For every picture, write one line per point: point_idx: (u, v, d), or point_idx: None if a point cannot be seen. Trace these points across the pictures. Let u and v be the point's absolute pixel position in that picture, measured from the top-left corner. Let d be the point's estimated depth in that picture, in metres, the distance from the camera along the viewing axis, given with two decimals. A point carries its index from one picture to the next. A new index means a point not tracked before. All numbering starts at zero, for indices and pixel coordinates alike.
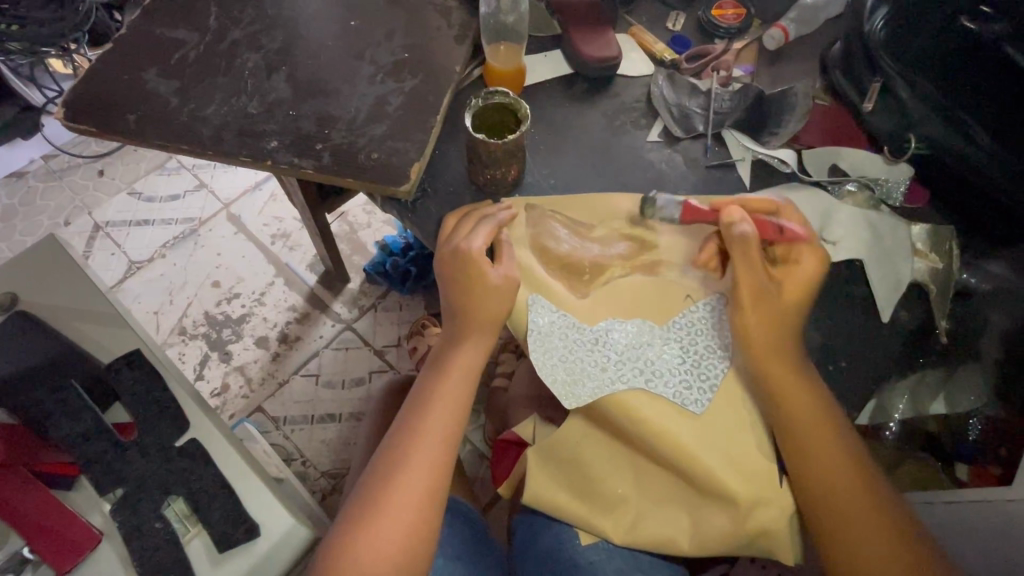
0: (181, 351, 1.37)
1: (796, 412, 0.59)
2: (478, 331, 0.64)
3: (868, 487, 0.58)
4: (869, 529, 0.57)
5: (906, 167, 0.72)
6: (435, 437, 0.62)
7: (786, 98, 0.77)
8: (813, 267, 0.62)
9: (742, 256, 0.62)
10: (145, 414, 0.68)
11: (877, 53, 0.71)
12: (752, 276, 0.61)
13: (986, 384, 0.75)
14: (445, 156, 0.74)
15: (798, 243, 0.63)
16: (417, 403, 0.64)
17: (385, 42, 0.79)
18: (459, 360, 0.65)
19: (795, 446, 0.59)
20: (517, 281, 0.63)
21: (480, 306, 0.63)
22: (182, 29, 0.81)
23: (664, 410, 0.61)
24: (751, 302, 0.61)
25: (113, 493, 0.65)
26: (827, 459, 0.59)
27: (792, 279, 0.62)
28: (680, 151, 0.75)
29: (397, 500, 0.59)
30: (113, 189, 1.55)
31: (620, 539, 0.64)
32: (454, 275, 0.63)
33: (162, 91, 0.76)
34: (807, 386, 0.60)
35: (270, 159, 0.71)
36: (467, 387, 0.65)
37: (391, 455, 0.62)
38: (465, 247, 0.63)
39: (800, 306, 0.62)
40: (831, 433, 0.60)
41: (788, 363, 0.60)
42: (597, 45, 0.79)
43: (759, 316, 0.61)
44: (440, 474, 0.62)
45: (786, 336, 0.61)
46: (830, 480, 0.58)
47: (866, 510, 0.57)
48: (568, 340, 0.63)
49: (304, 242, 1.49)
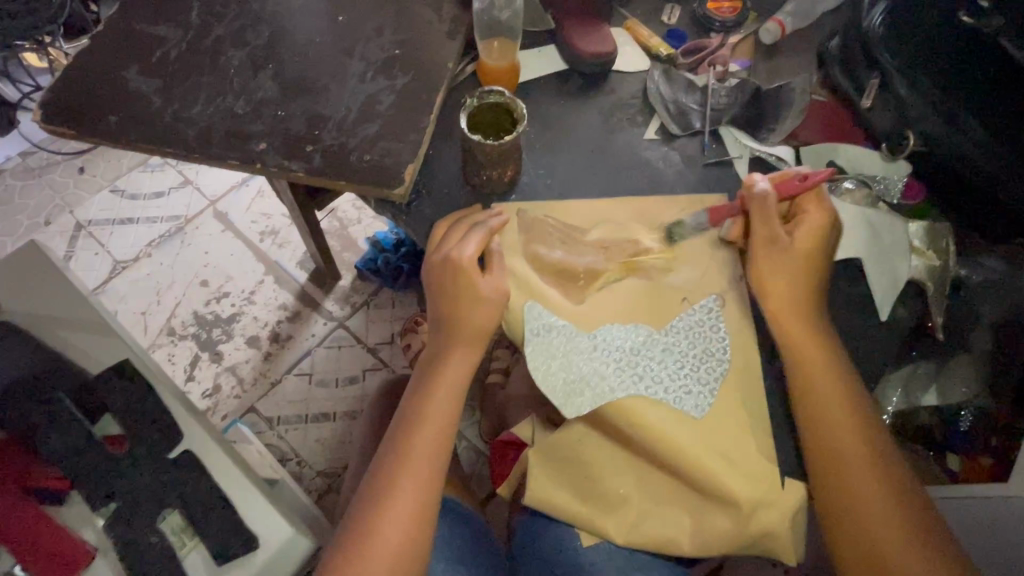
0: (171, 352, 1.34)
1: (819, 399, 0.60)
2: (467, 343, 0.63)
3: (889, 478, 0.58)
4: (889, 520, 0.56)
5: (905, 164, 0.72)
6: (427, 453, 0.61)
7: (782, 94, 0.77)
8: (824, 215, 0.63)
9: (761, 216, 0.63)
10: (137, 425, 0.67)
11: (874, 47, 0.72)
12: (769, 231, 0.63)
13: (980, 376, 0.78)
14: (439, 156, 0.73)
15: (814, 197, 0.64)
16: (407, 420, 0.63)
17: (375, 38, 0.77)
18: (449, 373, 0.64)
19: (818, 435, 0.59)
20: (507, 291, 0.62)
21: (470, 316, 0.62)
22: (163, 25, 0.78)
23: (663, 415, 0.60)
24: (763, 259, 0.63)
25: (106, 507, 0.64)
26: (850, 450, 0.59)
27: (804, 229, 0.63)
28: (677, 148, 0.74)
29: (392, 520, 0.58)
30: (94, 187, 1.51)
31: (622, 540, 0.64)
32: (444, 285, 0.63)
33: (143, 91, 0.73)
34: (839, 373, 0.61)
35: (258, 161, 0.69)
36: (456, 401, 0.64)
37: (383, 475, 0.61)
38: (455, 256, 0.61)
39: (812, 257, 0.63)
40: (852, 423, 0.59)
41: (823, 354, 0.61)
42: (592, 40, 0.78)
43: (783, 287, 0.62)
44: (434, 490, 0.61)
45: (809, 309, 0.62)
46: (850, 470, 0.58)
47: (886, 502, 0.57)
48: (567, 346, 0.62)
49: (294, 238, 1.46)
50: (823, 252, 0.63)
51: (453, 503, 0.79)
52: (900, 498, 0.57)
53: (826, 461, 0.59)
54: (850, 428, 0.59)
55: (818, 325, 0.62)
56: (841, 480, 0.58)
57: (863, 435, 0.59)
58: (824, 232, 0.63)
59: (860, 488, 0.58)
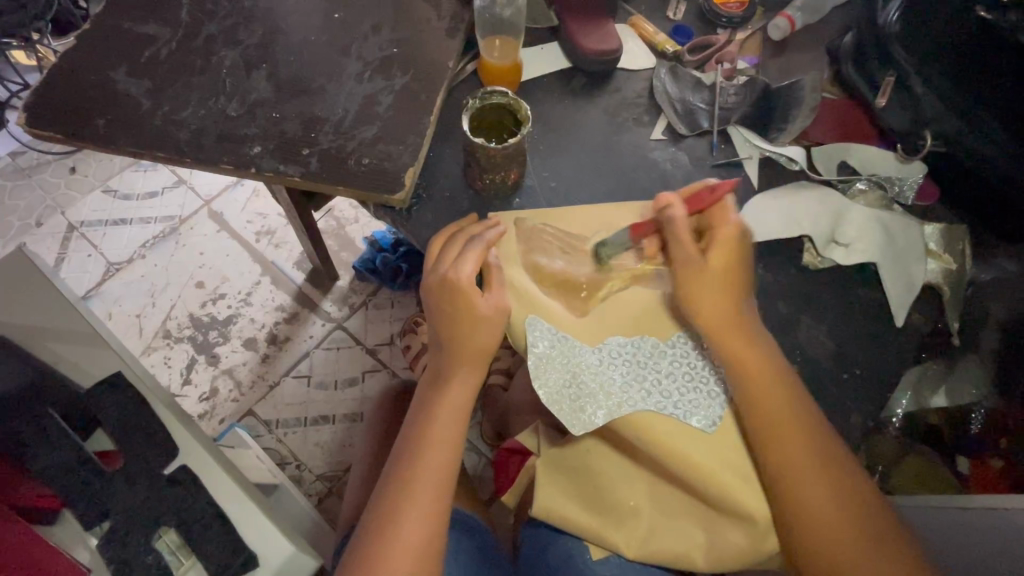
0: (166, 355, 1.32)
1: (766, 413, 0.57)
2: (468, 362, 0.61)
3: (845, 493, 0.56)
4: (846, 536, 0.54)
5: (919, 165, 0.70)
6: (432, 477, 0.60)
7: (793, 91, 0.74)
8: (739, 231, 0.60)
9: (672, 238, 0.60)
10: (132, 440, 0.65)
11: (889, 44, 0.70)
12: (681, 253, 0.60)
13: (987, 377, 0.76)
14: (440, 159, 0.70)
15: (720, 210, 0.60)
16: (408, 448, 0.61)
17: (372, 36, 0.74)
18: (451, 395, 0.62)
19: (772, 450, 0.56)
20: (508, 308, 0.61)
21: (470, 336, 0.60)
22: (152, 23, 0.75)
23: (676, 432, 0.58)
24: (683, 279, 0.60)
25: (99, 526, 0.62)
26: (801, 463, 0.56)
27: (717, 247, 0.60)
28: (685, 149, 0.72)
29: (397, 551, 0.57)
30: (86, 187, 1.48)
31: (634, 554, 0.62)
32: (442, 305, 0.61)
33: (132, 93, 0.70)
34: (788, 398, 0.58)
35: (252, 166, 0.67)
36: (458, 424, 0.62)
37: (387, 504, 0.59)
38: (453, 276, 0.59)
39: (733, 275, 0.60)
40: (806, 436, 0.57)
41: (763, 368, 0.58)
42: (597, 37, 0.75)
43: (709, 304, 0.59)
44: (440, 518, 0.59)
45: (743, 325, 0.59)
46: (804, 485, 0.55)
47: (839, 516, 0.55)
48: (570, 362, 0.60)
49: (290, 239, 1.44)
50: (741, 267, 0.60)
51: (458, 514, 0.77)
52: (855, 511, 0.55)
53: (780, 476, 0.56)
54: (804, 440, 0.57)
55: (757, 339, 0.59)
56: (795, 496, 0.55)
57: (821, 447, 0.57)
58: (735, 251, 0.60)
59: (817, 504, 0.55)
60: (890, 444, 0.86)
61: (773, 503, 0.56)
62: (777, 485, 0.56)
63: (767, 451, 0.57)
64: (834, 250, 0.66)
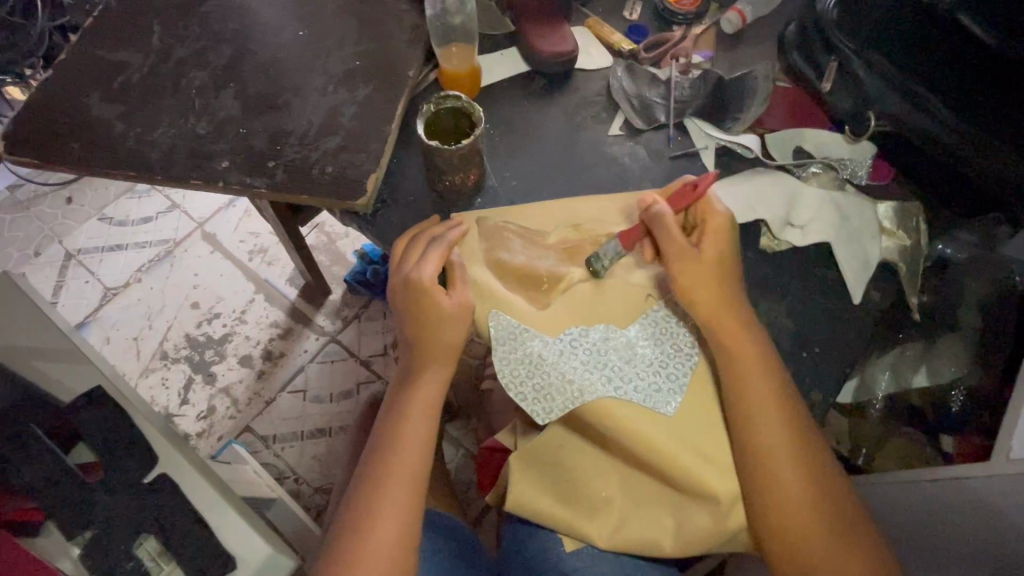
0: (164, 377, 1.34)
1: (749, 396, 0.58)
2: (435, 360, 0.63)
3: (821, 480, 0.57)
4: (812, 519, 0.55)
5: (869, 145, 0.72)
6: (404, 474, 0.61)
7: (744, 82, 0.76)
8: (728, 217, 0.62)
9: (663, 235, 0.62)
10: (113, 451, 0.67)
11: (830, 31, 0.74)
12: (719, 217, 0.62)
13: (967, 354, 0.75)
14: (403, 166, 0.72)
15: (707, 203, 0.63)
16: (381, 446, 0.62)
17: (336, 51, 0.77)
18: (420, 390, 0.63)
19: (752, 434, 0.57)
20: (472, 306, 0.62)
21: (435, 333, 0.62)
22: (125, 51, 0.79)
23: (638, 416, 0.60)
24: (679, 267, 0.60)
25: (81, 536, 0.64)
26: (774, 442, 0.56)
27: (749, 220, 0.63)
28: (643, 143, 0.74)
29: (372, 547, 0.58)
30: (82, 215, 1.52)
31: (607, 543, 0.63)
32: (407, 305, 0.63)
33: (106, 117, 0.73)
34: (777, 377, 0.59)
35: (221, 180, 0.69)
36: (430, 419, 0.63)
37: (361, 500, 0.60)
38: (416, 276, 0.61)
39: (723, 262, 0.61)
40: (784, 417, 0.57)
41: (752, 350, 0.59)
42: (554, 41, 0.77)
43: (698, 288, 0.60)
44: (416, 511, 0.60)
45: (735, 304, 0.60)
46: (783, 473, 0.56)
47: (815, 502, 0.56)
48: (544, 350, 0.62)
49: (283, 256, 1.46)
50: (733, 259, 0.62)
51: (440, 514, 0.78)
52: (830, 496, 0.56)
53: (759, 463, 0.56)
54: (787, 430, 0.57)
55: (751, 326, 0.60)
56: (773, 487, 0.56)
57: (801, 437, 0.57)
58: (730, 235, 0.62)
59: (794, 490, 0.56)
60: (872, 427, 0.85)
61: (747, 484, 0.57)
62: (751, 468, 0.57)
63: (745, 435, 0.57)
64: (789, 232, 0.67)
